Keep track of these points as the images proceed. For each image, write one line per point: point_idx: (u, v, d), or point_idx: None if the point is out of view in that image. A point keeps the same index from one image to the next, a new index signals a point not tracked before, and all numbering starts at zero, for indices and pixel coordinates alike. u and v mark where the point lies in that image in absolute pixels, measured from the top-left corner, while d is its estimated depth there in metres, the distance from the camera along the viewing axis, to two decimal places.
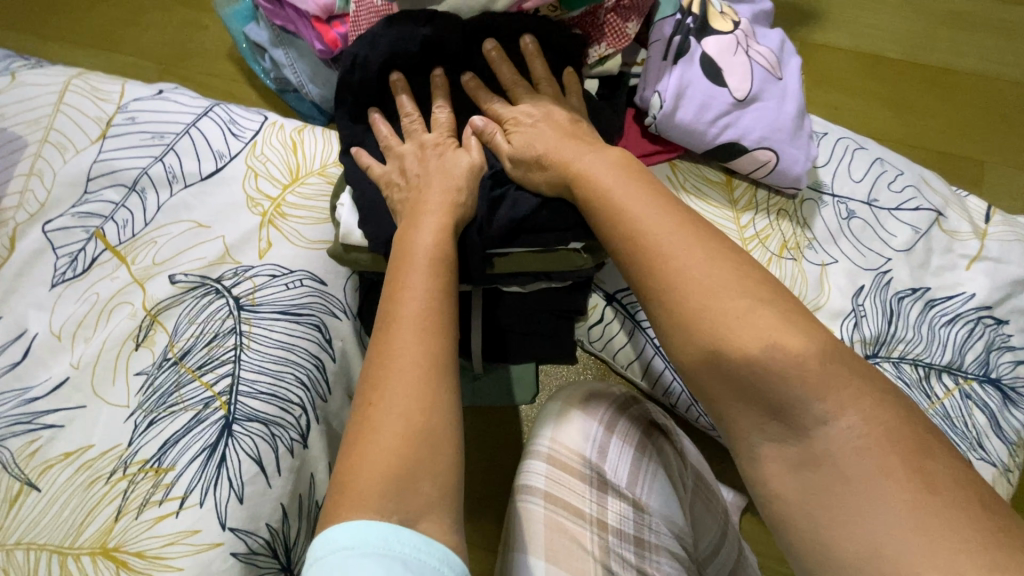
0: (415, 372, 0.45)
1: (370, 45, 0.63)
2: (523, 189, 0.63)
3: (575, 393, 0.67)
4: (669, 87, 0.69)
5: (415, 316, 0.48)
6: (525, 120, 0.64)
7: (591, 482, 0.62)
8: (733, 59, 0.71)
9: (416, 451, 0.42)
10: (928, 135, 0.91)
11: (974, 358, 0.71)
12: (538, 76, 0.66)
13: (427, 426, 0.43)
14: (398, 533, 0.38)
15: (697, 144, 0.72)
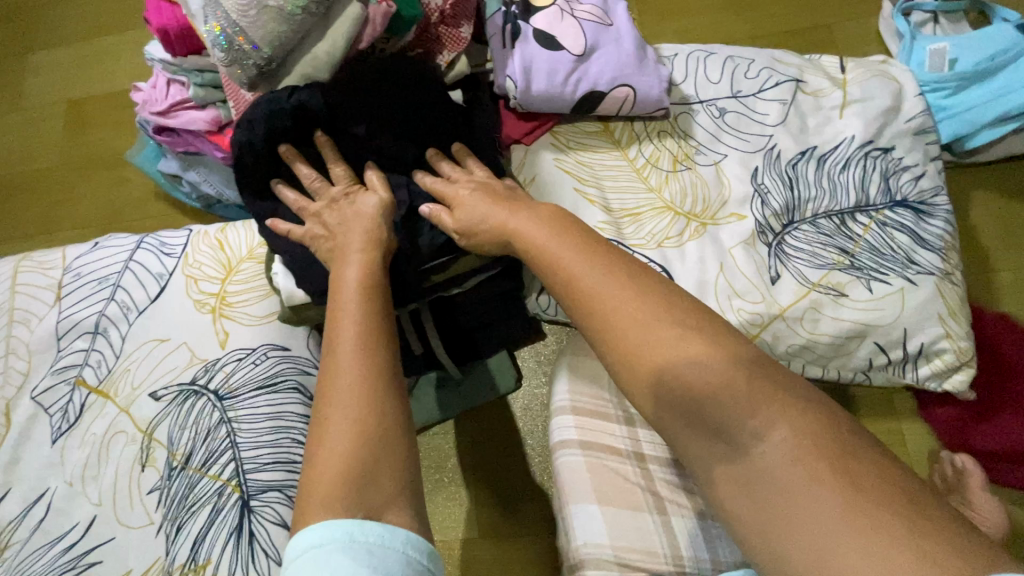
0: (354, 385, 0.49)
1: (249, 127, 0.66)
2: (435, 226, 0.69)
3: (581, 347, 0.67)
4: (516, 69, 0.76)
5: (354, 340, 0.52)
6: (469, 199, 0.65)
7: (619, 420, 0.64)
8: (562, 25, 0.79)
9: (367, 451, 0.46)
10: (773, 22, 0.98)
11: (876, 190, 0.76)
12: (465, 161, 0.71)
13: (376, 425, 0.47)
14: (361, 524, 0.42)
15: (562, 104, 0.79)
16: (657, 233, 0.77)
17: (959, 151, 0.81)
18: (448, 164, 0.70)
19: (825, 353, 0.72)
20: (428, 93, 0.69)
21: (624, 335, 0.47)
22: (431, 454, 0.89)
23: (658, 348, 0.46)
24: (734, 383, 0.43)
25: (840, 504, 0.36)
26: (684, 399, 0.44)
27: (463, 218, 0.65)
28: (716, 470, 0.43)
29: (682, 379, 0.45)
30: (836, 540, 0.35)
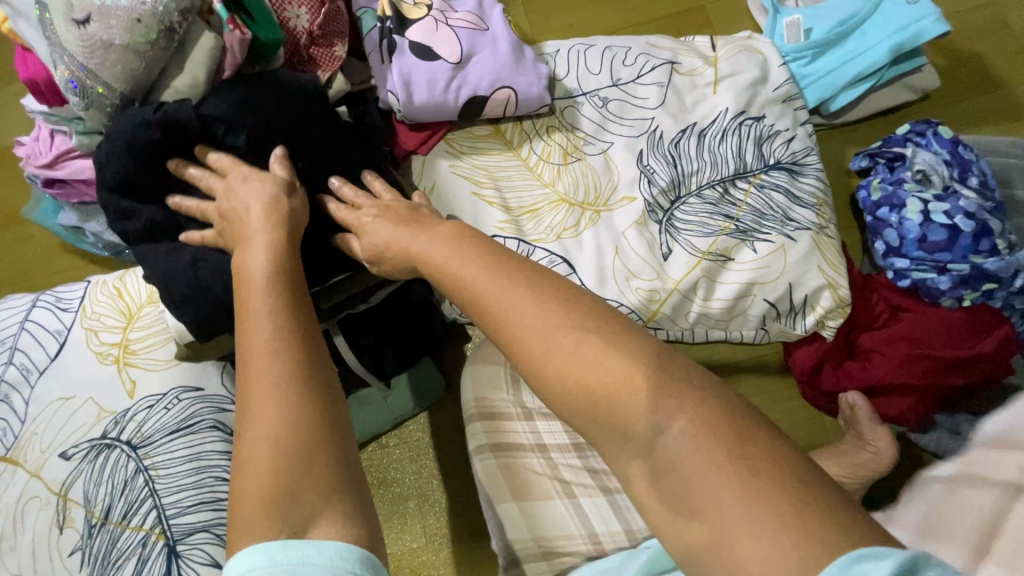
0: (268, 387, 0.42)
1: (110, 145, 0.62)
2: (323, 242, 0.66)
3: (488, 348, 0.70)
4: (395, 82, 0.77)
5: (266, 337, 0.45)
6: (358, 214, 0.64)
7: (520, 416, 0.67)
8: (437, 34, 0.80)
9: (287, 459, 0.40)
10: (652, 9, 1.02)
11: (752, 156, 0.80)
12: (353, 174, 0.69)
13: (296, 428, 0.41)
14: (281, 546, 0.37)
15: (447, 112, 0.80)
16: (554, 226, 0.80)
17: (828, 113, 0.86)
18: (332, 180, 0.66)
19: (721, 318, 0.77)
20: (304, 113, 0.67)
21: (512, 341, 0.42)
22: (372, 471, 0.89)
23: (554, 352, 0.40)
24: (628, 372, 0.38)
25: (737, 485, 0.33)
26: (588, 397, 0.39)
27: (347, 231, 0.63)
28: (629, 462, 0.38)
29: (576, 372, 0.40)
30: (726, 519, 0.33)
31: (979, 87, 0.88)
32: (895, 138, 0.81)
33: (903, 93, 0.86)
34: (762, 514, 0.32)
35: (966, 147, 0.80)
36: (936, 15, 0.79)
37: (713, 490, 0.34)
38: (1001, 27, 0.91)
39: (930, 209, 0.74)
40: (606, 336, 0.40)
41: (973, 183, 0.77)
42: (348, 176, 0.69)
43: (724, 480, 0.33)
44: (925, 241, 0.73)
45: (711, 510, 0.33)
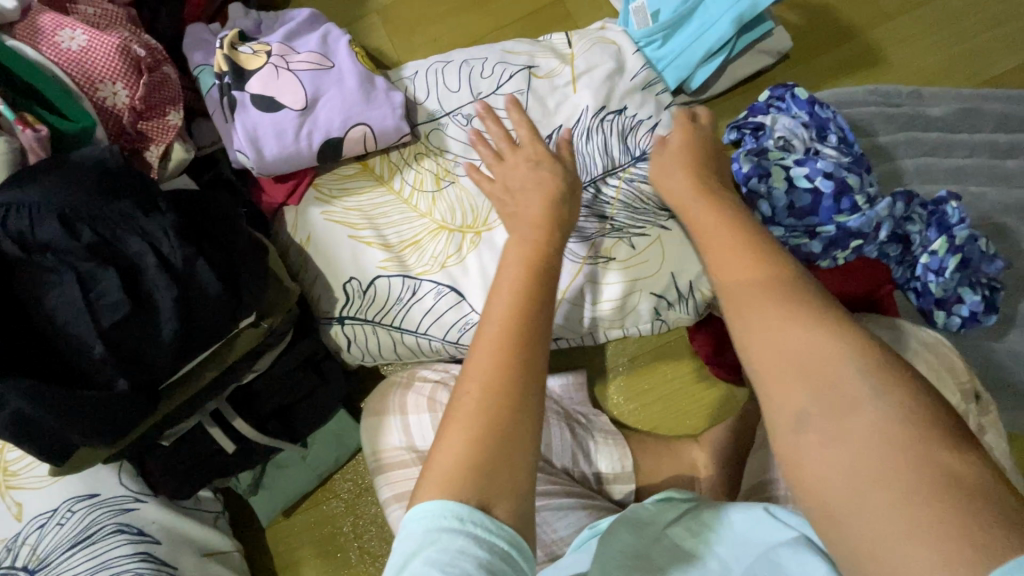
0: (485, 374, 0.46)
1: None
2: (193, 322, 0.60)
3: (376, 403, 0.71)
4: (242, 141, 0.75)
5: (510, 320, 0.49)
6: (205, 298, 0.59)
7: (417, 462, 0.67)
8: (279, 82, 0.77)
9: (485, 451, 0.44)
10: (513, 10, 1.00)
11: (619, 151, 0.80)
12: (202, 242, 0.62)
13: (490, 424, 0.45)
14: (472, 511, 0.41)
15: (305, 160, 0.78)
16: (437, 255, 0.79)
17: (690, 91, 0.86)
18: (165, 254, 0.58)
19: (612, 318, 0.77)
20: (115, 191, 0.58)
21: (756, 315, 0.45)
22: (309, 530, 0.87)
23: (781, 346, 0.43)
24: (859, 387, 0.39)
25: (919, 503, 0.34)
26: (813, 387, 0.41)
27: (200, 318, 0.60)
28: (811, 452, 0.39)
29: (788, 368, 0.42)
30: (885, 529, 0.34)
31: (830, 41, 0.89)
32: (757, 107, 0.81)
33: (758, 59, 0.87)
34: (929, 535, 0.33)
35: (822, 106, 0.81)
36: None
37: (888, 499, 0.35)
38: None
39: (795, 173, 0.74)
40: (825, 348, 0.42)
41: (832, 140, 0.79)
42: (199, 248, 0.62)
43: (889, 498, 0.35)
44: (794, 207, 0.74)
45: (864, 516, 0.36)
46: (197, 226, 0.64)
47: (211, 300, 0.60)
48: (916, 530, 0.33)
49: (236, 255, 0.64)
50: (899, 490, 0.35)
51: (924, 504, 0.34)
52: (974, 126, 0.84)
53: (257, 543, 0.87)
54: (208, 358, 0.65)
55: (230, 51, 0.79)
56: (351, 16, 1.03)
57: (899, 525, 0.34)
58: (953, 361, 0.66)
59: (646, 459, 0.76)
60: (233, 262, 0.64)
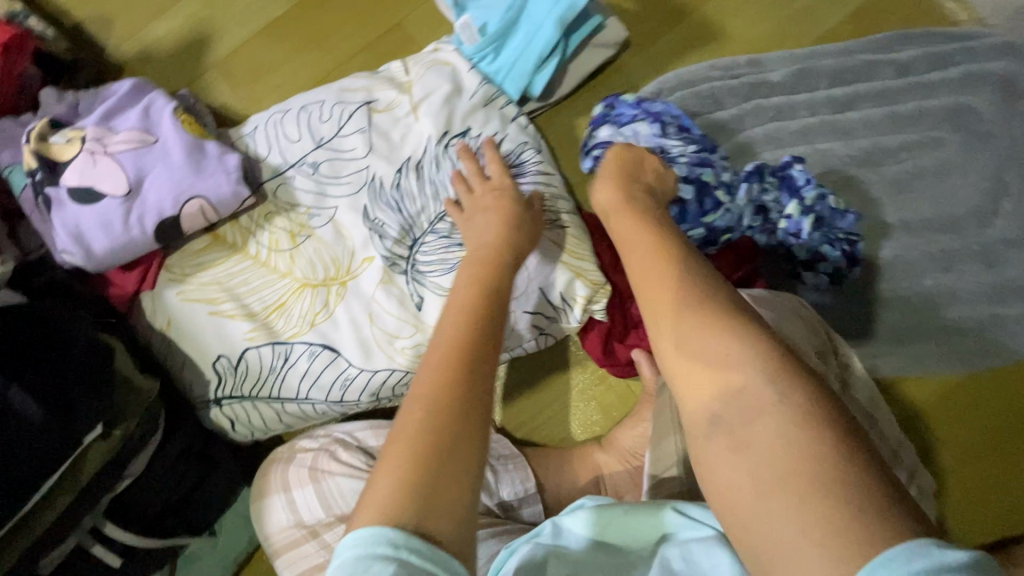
0: (428, 400, 0.46)
1: None
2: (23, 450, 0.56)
3: (262, 483, 0.72)
4: (66, 240, 0.71)
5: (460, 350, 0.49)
6: (30, 422, 0.56)
7: (308, 537, 0.67)
8: (96, 169, 0.72)
9: (421, 475, 0.42)
10: (354, 41, 0.97)
11: None
12: (21, 360, 0.59)
13: (433, 443, 0.43)
14: (407, 537, 0.39)
15: (140, 246, 0.73)
16: (304, 316, 0.76)
17: (535, 98, 0.85)
18: None
19: None
20: None
21: (677, 330, 0.46)
22: None
23: (707, 348, 0.44)
24: (784, 384, 0.40)
25: (816, 500, 0.35)
26: (725, 390, 0.42)
27: (29, 445, 0.56)
28: (719, 452, 0.41)
29: (716, 361, 0.43)
30: (788, 528, 0.36)
31: (664, 24, 0.89)
32: (596, 121, 0.80)
33: (597, 54, 0.86)
34: (833, 531, 0.34)
35: (651, 101, 0.80)
36: None
37: (782, 493, 0.37)
38: None
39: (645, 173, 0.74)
40: (734, 343, 0.43)
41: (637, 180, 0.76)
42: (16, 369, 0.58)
43: (793, 498, 0.36)
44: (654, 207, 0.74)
45: (765, 517, 0.37)
46: (8, 343, 0.60)
47: (35, 424, 0.57)
48: (821, 520, 0.35)
49: (64, 363, 0.60)
50: (806, 479, 0.36)
51: (820, 500, 0.35)
52: (813, 85, 0.85)
53: None
54: (60, 484, 0.61)
55: (38, 143, 0.74)
56: (189, 75, 0.99)
57: (798, 517, 0.36)
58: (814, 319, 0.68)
59: (548, 473, 0.77)
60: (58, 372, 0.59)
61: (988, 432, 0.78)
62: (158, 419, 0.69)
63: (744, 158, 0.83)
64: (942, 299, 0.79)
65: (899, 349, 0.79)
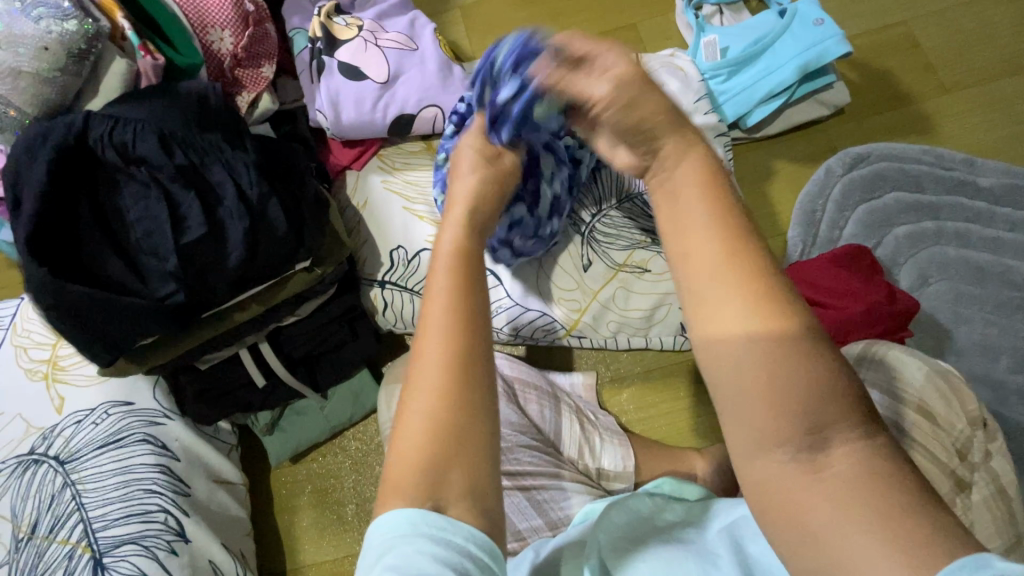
0: (440, 361, 0.39)
1: (30, 156, 0.59)
2: (261, 255, 0.64)
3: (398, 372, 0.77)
4: (323, 103, 0.81)
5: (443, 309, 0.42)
6: (276, 236, 0.64)
7: None
8: (366, 55, 0.83)
9: (445, 445, 0.38)
10: (586, 26, 1.06)
11: None
12: (280, 184, 0.67)
13: (444, 422, 0.38)
14: (426, 515, 0.37)
15: (376, 130, 0.83)
16: None
17: (745, 128, 0.90)
18: (246, 185, 0.63)
19: (640, 325, 0.81)
20: (211, 125, 0.64)
21: (712, 316, 0.35)
22: (312, 478, 0.91)
23: (732, 356, 0.34)
24: (822, 394, 0.33)
25: (883, 513, 0.31)
26: (776, 402, 0.33)
27: (265, 254, 0.64)
28: (760, 465, 0.34)
29: (752, 371, 0.34)
30: (857, 544, 0.31)
31: (886, 103, 0.93)
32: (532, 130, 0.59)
33: (816, 108, 0.91)
34: (904, 543, 0.31)
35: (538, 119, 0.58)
36: (839, 37, 0.84)
37: (831, 510, 0.32)
38: (909, 45, 0.94)
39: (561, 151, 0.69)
40: (798, 356, 0.33)
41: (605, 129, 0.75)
42: (277, 189, 0.66)
43: (867, 518, 0.31)
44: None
45: (837, 537, 0.32)
46: (275, 165, 0.69)
47: (277, 239, 0.64)
48: (888, 537, 0.31)
49: (302, 199, 0.68)
50: (869, 492, 0.32)
51: (881, 520, 0.31)
52: (1018, 202, 0.86)
53: (260, 483, 0.91)
54: (266, 294, 0.70)
55: (326, 20, 0.85)
56: (434, 8, 1.10)
57: (870, 536, 0.31)
58: (958, 387, 0.65)
59: (646, 465, 0.78)
60: (303, 203, 0.68)
61: None
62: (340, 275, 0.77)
63: (923, 244, 0.86)
64: None
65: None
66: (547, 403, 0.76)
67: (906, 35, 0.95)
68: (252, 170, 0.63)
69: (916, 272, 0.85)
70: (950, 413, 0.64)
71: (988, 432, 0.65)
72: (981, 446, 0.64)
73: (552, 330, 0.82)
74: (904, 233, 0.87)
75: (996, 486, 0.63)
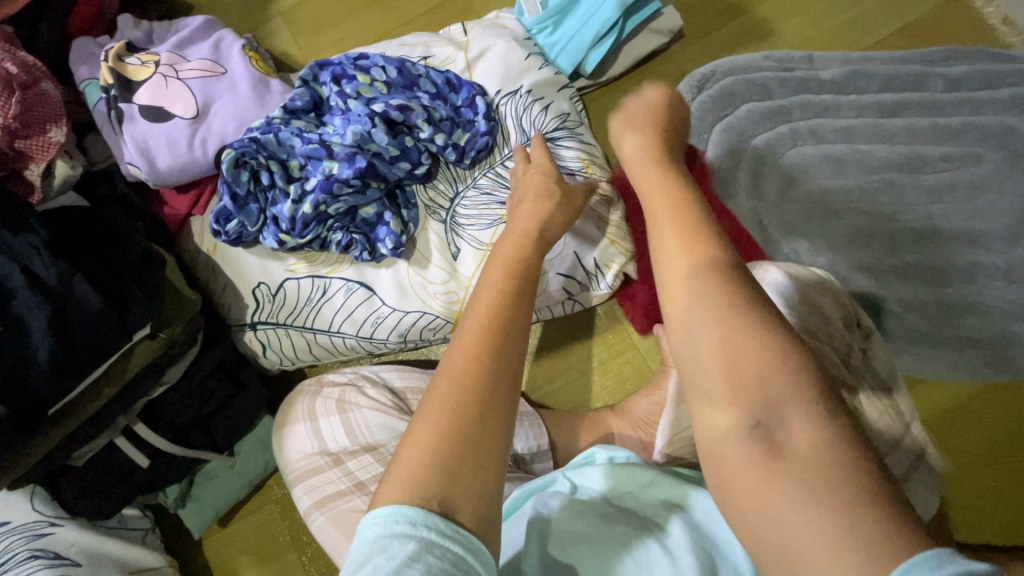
0: (457, 373, 0.46)
1: None
2: (87, 333, 0.58)
3: (287, 412, 0.72)
4: (133, 153, 0.75)
5: (486, 317, 0.50)
6: (93, 318, 0.58)
7: (330, 465, 0.67)
8: (168, 91, 0.76)
9: (453, 453, 0.43)
10: (415, 5, 1.01)
11: (514, 133, 0.81)
12: (84, 257, 0.62)
13: (457, 429, 0.43)
14: (428, 515, 0.40)
15: (201, 170, 0.77)
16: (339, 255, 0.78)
17: (588, 75, 0.88)
18: (39, 264, 0.57)
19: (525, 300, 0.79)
20: None
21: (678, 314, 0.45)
22: (246, 538, 0.87)
23: (703, 340, 0.42)
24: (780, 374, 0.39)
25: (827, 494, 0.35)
26: (740, 379, 0.40)
27: (86, 335, 0.58)
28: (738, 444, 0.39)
29: (717, 344, 0.42)
30: (803, 526, 0.34)
31: (722, 17, 0.92)
32: (316, 173, 0.74)
33: (652, 39, 0.89)
34: (844, 531, 0.33)
35: (315, 168, 0.74)
36: None
37: (790, 489, 0.36)
38: None
39: (371, 150, 0.75)
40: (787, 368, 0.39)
41: (460, 106, 0.80)
42: (84, 262, 0.61)
43: (822, 496, 0.35)
44: (344, 234, 0.76)
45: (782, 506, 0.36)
46: (77, 237, 0.63)
47: (94, 315, 0.58)
48: (832, 518, 0.34)
49: (119, 265, 0.63)
50: (818, 466, 0.36)
51: (831, 505, 0.34)
52: (862, 88, 0.87)
53: (193, 557, 0.87)
54: (109, 373, 0.64)
55: (116, 63, 0.78)
56: (253, 22, 1.02)
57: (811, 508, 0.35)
58: (840, 296, 0.69)
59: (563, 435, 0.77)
60: (123, 267, 0.63)
61: (987, 440, 0.80)
62: (198, 327, 0.72)
63: (781, 150, 0.86)
64: (959, 311, 0.81)
65: (913, 351, 0.81)
66: None
67: None
68: (46, 253, 0.58)
69: (781, 178, 0.86)
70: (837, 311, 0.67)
71: (865, 329, 0.69)
72: (861, 346, 0.67)
73: (439, 327, 0.79)
74: (762, 142, 0.87)
75: (877, 378, 0.66)
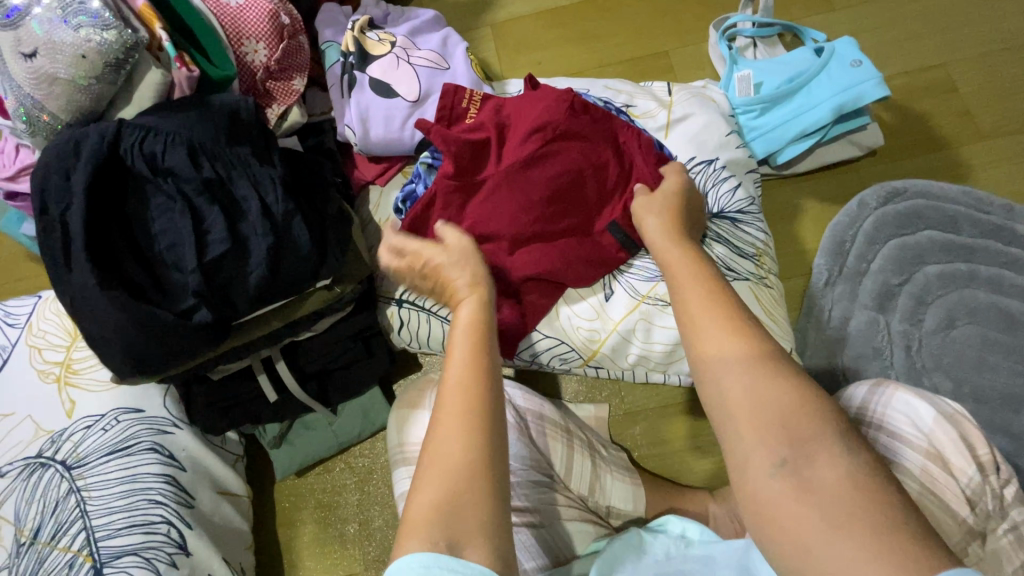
0: (465, 397, 0.45)
1: (61, 171, 0.59)
2: (292, 267, 0.63)
3: (414, 396, 0.75)
4: (353, 118, 0.80)
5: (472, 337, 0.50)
6: (297, 258, 0.63)
7: None
8: (398, 72, 0.82)
9: (466, 484, 0.41)
10: (618, 51, 1.05)
11: (698, 202, 0.81)
12: (303, 201, 0.67)
13: (468, 464, 0.42)
14: (440, 557, 0.37)
15: (402, 150, 0.83)
16: None
17: (775, 164, 0.89)
18: (272, 197, 0.62)
19: (661, 360, 0.79)
20: (240, 139, 0.63)
21: (703, 343, 0.44)
22: (316, 494, 0.90)
23: (728, 391, 0.41)
24: (807, 418, 0.38)
25: (865, 538, 0.33)
26: (751, 419, 0.39)
27: (288, 270, 0.63)
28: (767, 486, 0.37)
29: (746, 399, 0.40)
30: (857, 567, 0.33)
31: (920, 147, 0.92)
32: None
33: (848, 149, 0.89)
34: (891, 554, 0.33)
35: None
36: (876, 79, 0.81)
37: (822, 529, 0.35)
38: (947, 90, 0.93)
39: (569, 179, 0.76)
40: (777, 388, 0.40)
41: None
42: (303, 205, 0.66)
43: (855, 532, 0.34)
44: None
45: (825, 550, 0.34)
46: (299, 180, 0.69)
47: (301, 254, 0.63)
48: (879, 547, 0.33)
49: (328, 217, 0.68)
50: (858, 517, 0.34)
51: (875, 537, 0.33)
52: None
53: (265, 494, 0.90)
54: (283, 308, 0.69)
55: (358, 35, 0.83)
56: (465, 25, 1.09)
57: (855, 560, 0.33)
58: (965, 429, 0.61)
59: (658, 501, 0.76)
60: (330, 218, 0.68)
61: None
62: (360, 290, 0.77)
63: (953, 289, 0.84)
64: None
65: None
66: (560, 437, 0.74)
67: (944, 79, 0.94)
68: (279, 187, 0.62)
69: (943, 314, 0.83)
70: (961, 458, 0.60)
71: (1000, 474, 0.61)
72: (995, 493, 0.60)
73: (570, 359, 0.80)
74: (933, 273, 0.85)
75: None
